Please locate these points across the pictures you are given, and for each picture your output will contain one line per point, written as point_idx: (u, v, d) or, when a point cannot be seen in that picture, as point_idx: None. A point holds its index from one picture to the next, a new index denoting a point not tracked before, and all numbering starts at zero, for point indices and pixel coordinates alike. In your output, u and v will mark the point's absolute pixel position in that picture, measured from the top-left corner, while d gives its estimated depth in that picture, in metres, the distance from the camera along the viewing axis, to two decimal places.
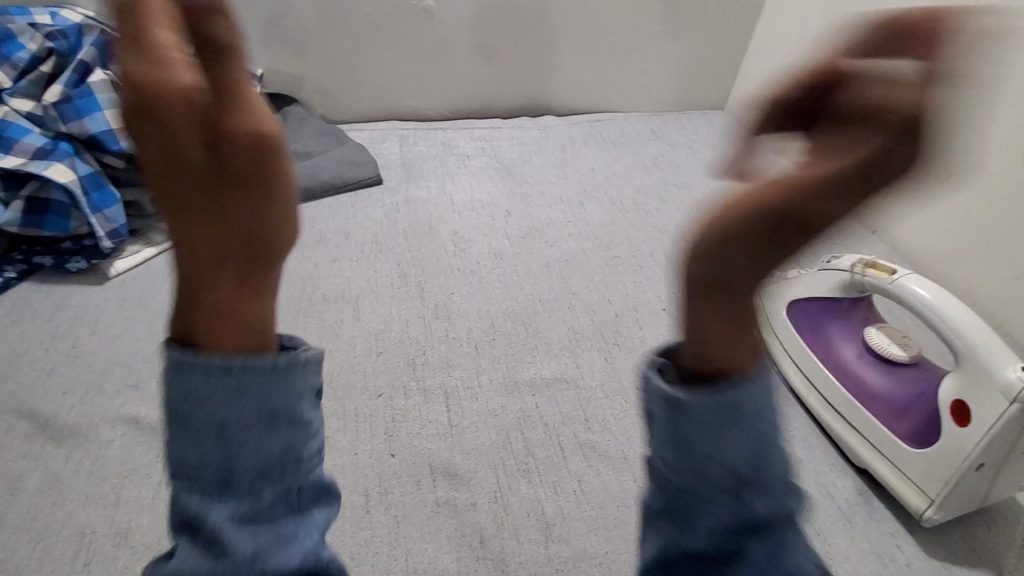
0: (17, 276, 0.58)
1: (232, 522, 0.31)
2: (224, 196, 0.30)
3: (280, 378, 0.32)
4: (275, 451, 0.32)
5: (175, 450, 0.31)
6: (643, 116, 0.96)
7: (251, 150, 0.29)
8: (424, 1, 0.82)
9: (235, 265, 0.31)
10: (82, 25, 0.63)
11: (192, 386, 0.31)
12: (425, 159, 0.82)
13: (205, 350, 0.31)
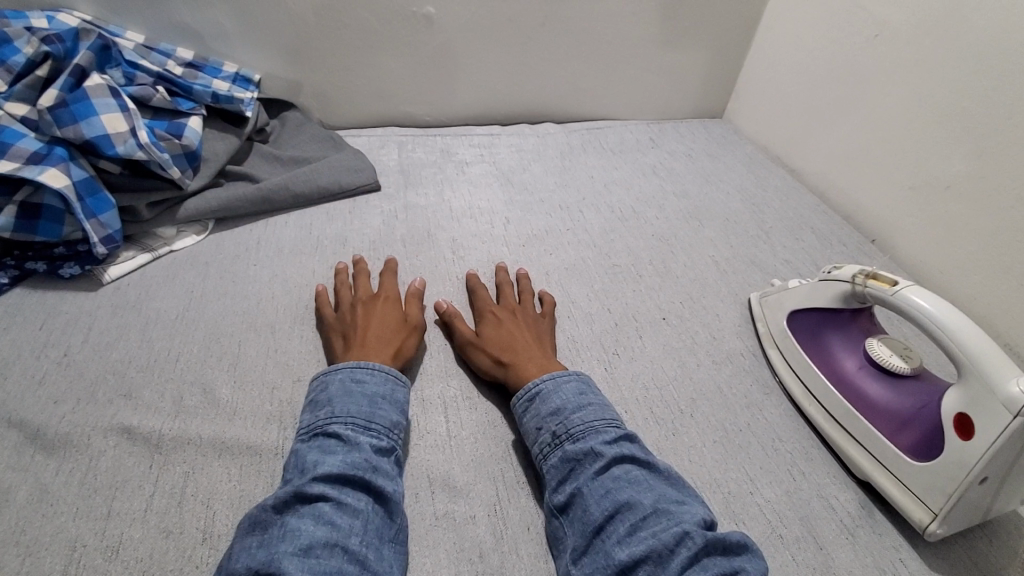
0: (8, 282, 0.57)
1: (367, 452, 0.42)
2: (395, 329, 0.53)
3: (403, 385, 0.49)
4: (398, 418, 0.46)
5: (335, 405, 0.44)
6: (641, 125, 0.96)
7: (414, 322, 0.55)
8: (423, 8, 0.80)
9: (389, 357, 0.50)
10: (78, 29, 0.62)
11: (362, 371, 0.47)
12: (423, 166, 0.82)
13: (372, 361, 0.48)
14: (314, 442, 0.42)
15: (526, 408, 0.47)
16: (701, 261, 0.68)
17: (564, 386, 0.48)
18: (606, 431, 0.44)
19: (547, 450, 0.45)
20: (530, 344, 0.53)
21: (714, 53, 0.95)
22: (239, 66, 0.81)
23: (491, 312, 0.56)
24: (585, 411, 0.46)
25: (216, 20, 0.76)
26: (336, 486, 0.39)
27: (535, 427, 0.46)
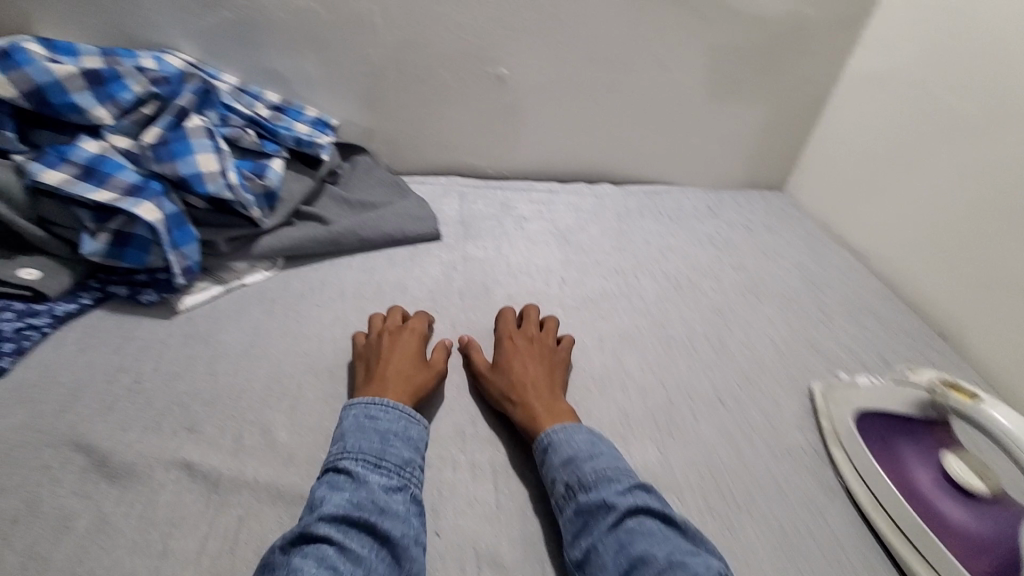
0: (91, 304, 0.60)
1: (375, 491, 0.44)
2: (414, 361, 0.55)
3: (418, 423, 0.50)
4: (410, 455, 0.47)
5: (349, 441, 0.47)
6: (699, 193, 0.97)
7: (436, 355, 0.57)
8: (497, 70, 0.84)
9: (405, 390, 0.52)
10: (184, 73, 0.66)
11: (377, 408, 0.50)
12: (483, 218, 0.84)
13: (386, 397, 0.51)
14: (327, 478, 0.45)
15: (545, 456, 0.49)
16: (759, 341, 0.67)
17: (577, 436, 0.49)
18: (617, 480, 0.46)
19: (562, 501, 0.46)
20: (544, 380, 0.55)
21: (778, 127, 0.95)
22: (320, 111, 0.86)
23: (511, 347, 0.58)
24: (596, 460, 0.47)
25: (305, 69, 0.81)
26: (340, 526, 0.41)
27: (552, 476, 0.47)
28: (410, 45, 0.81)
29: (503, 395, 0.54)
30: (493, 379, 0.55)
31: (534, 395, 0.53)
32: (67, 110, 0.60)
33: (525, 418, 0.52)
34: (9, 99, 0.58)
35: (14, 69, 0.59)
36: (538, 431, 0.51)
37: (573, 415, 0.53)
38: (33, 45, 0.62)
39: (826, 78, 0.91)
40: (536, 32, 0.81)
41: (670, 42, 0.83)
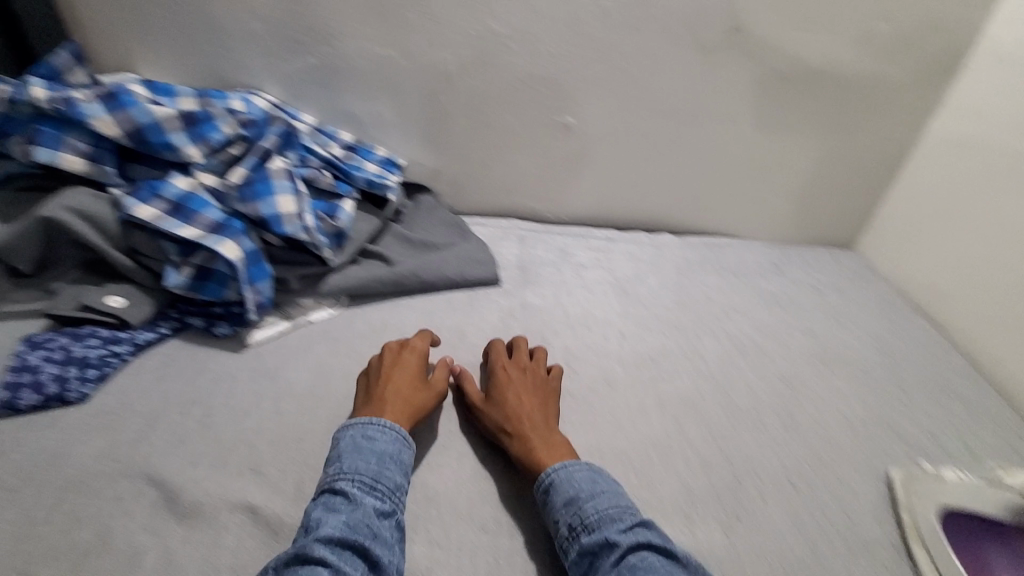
0: (168, 333, 0.63)
1: (370, 514, 0.46)
2: (413, 383, 0.57)
3: (410, 446, 0.53)
4: (402, 479, 0.50)
5: (345, 462, 0.49)
6: (764, 248, 0.94)
7: (434, 379, 0.59)
8: (564, 119, 0.84)
9: (403, 411, 0.55)
10: (270, 116, 0.69)
11: (373, 429, 0.52)
12: (542, 264, 0.84)
13: (383, 418, 0.53)
14: (323, 499, 0.47)
15: (548, 494, 0.50)
16: (831, 417, 0.64)
17: (577, 475, 0.50)
18: (620, 519, 0.47)
19: (566, 543, 0.47)
20: (537, 412, 0.56)
21: (851, 185, 0.92)
22: (388, 151, 0.88)
23: (507, 377, 0.60)
24: (597, 499, 0.48)
25: (379, 112, 0.84)
26: (335, 549, 0.43)
27: (554, 515, 0.49)
28: (481, 93, 0.82)
29: (499, 427, 0.55)
30: (489, 411, 0.57)
31: (528, 428, 0.55)
32: (162, 148, 0.64)
33: (521, 451, 0.53)
34: (112, 137, 0.62)
35: (119, 109, 0.62)
36: (535, 466, 0.52)
37: (569, 448, 0.54)
38: (136, 86, 0.66)
39: (905, 138, 0.87)
40: (607, 85, 0.81)
41: (743, 98, 0.82)
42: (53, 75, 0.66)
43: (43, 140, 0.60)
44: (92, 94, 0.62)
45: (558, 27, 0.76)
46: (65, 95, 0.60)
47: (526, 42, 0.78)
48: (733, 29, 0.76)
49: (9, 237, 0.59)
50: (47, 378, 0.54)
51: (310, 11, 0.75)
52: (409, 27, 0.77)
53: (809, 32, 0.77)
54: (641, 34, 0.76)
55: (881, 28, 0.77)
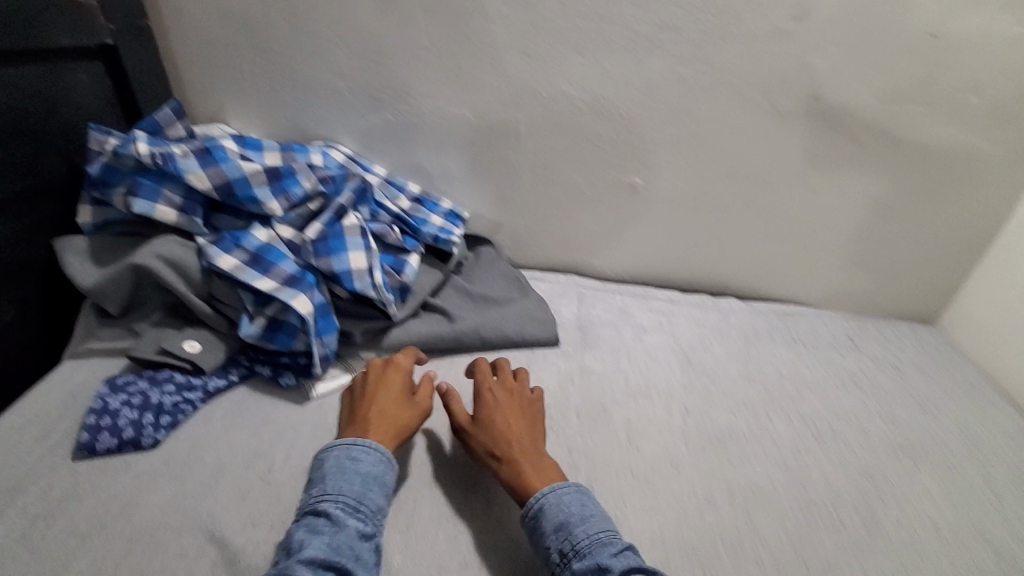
0: (237, 380, 0.64)
1: (351, 537, 0.47)
2: (400, 403, 0.59)
3: (393, 467, 0.54)
4: (383, 501, 0.52)
5: (331, 483, 0.51)
6: (838, 319, 0.90)
7: (419, 397, 0.61)
8: (630, 179, 0.84)
9: (392, 431, 0.56)
10: (348, 173, 0.72)
11: (359, 450, 0.53)
12: (602, 325, 0.82)
13: (368, 439, 0.55)
14: (306, 519, 0.48)
15: (538, 518, 0.51)
16: (917, 520, 0.59)
17: (565, 499, 0.52)
18: (610, 544, 0.48)
19: (558, 569, 0.48)
20: (523, 434, 0.58)
21: (934, 258, 0.87)
22: (453, 202, 0.90)
23: (492, 398, 0.61)
24: (587, 524, 0.49)
25: (447, 166, 0.86)
26: (318, 571, 0.44)
27: (546, 539, 0.50)
28: (549, 152, 0.83)
29: (486, 450, 0.57)
30: (475, 432, 0.58)
31: (514, 450, 0.56)
32: (247, 202, 0.66)
33: (509, 475, 0.55)
34: (203, 190, 0.65)
35: (212, 164, 0.66)
36: (525, 489, 0.54)
37: (556, 471, 0.56)
38: (228, 141, 0.69)
39: (998, 211, 0.81)
40: (678, 149, 0.80)
41: (820, 166, 0.79)
42: (156, 130, 0.70)
43: (142, 192, 0.64)
44: (189, 150, 0.65)
45: (631, 92, 0.76)
46: (165, 150, 0.64)
47: (598, 105, 0.78)
48: (811, 98, 0.74)
49: (103, 281, 0.63)
50: (125, 424, 0.56)
51: (390, 70, 0.78)
52: (483, 88, 0.78)
53: (893, 102, 0.74)
54: (715, 100, 0.75)
55: (971, 100, 0.73)
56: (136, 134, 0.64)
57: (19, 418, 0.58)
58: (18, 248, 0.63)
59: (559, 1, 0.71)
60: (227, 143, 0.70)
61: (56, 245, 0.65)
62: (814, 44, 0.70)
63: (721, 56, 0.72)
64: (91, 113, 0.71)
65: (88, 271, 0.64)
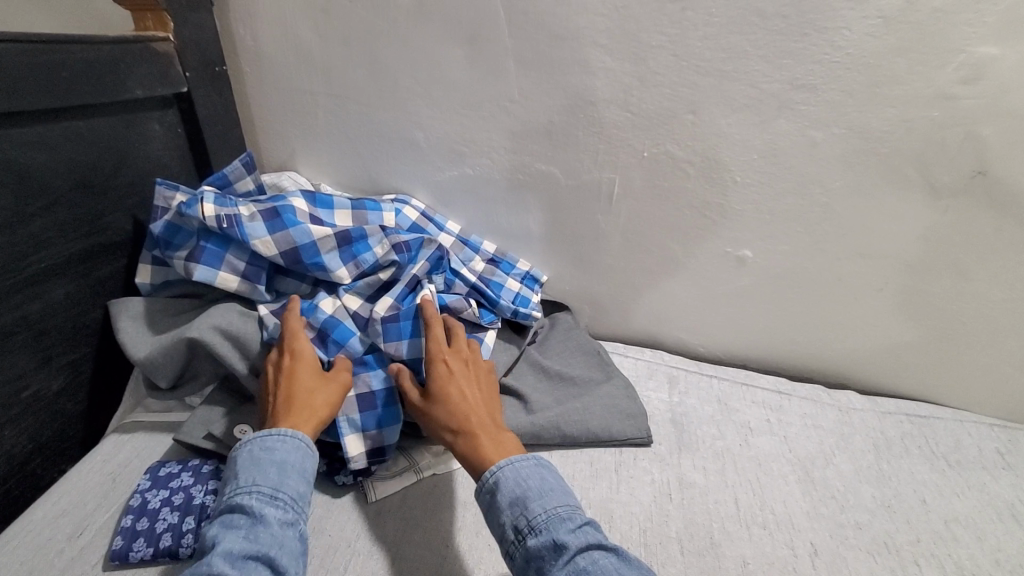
0: None
1: (271, 526, 0.43)
2: (314, 383, 0.54)
3: (314, 454, 0.50)
4: (306, 488, 0.47)
5: (243, 475, 0.45)
6: (984, 426, 0.75)
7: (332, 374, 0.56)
8: (739, 251, 0.73)
9: (311, 417, 0.51)
10: (424, 239, 0.65)
11: (272, 437, 0.48)
12: (699, 419, 0.71)
13: (286, 428, 0.49)
14: (220, 517, 0.43)
15: (492, 491, 0.47)
16: None
17: (523, 473, 0.47)
18: (569, 518, 0.44)
19: (513, 548, 0.43)
20: (481, 409, 0.54)
21: None
22: (530, 264, 0.81)
23: (444, 367, 0.56)
24: (545, 498, 0.45)
25: (527, 226, 0.78)
26: (238, 563, 0.39)
27: (499, 511, 0.45)
28: (645, 217, 0.73)
29: (442, 428, 0.53)
30: (430, 408, 0.54)
31: (470, 424, 0.52)
32: (315, 269, 0.60)
33: (466, 454, 0.50)
34: (269, 257, 0.59)
35: (280, 227, 0.59)
36: (485, 470, 0.49)
37: (517, 448, 0.51)
38: (298, 200, 0.63)
39: None
40: (800, 221, 0.69)
41: (977, 249, 0.66)
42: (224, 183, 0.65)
43: (204, 256, 0.58)
44: (257, 211, 0.59)
45: (753, 156, 0.66)
46: (231, 212, 0.58)
47: (709, 168, 0.68)
48: (977, 173, 0.62)
49: (154, 352, 0.58)
50: (163, 529, 0.48)
51: (474, 124, 0.71)
52: (577, 146, 0.70)
53: None
54: (859, 168, 0.64)
55: None
56: (202, 193, 0.58)
57: (52, 508, 0.52)
58: (72, 311, 0.58)
59: (675, 54, 0.63)
60: (297, 200, 0.64)
61: (111, 308, 0.61)
62: (987, 109, 0.58)
63: (867, 121, 0.62)
64: (160, 164, 0.68)
65: (141, 341, 0.59)
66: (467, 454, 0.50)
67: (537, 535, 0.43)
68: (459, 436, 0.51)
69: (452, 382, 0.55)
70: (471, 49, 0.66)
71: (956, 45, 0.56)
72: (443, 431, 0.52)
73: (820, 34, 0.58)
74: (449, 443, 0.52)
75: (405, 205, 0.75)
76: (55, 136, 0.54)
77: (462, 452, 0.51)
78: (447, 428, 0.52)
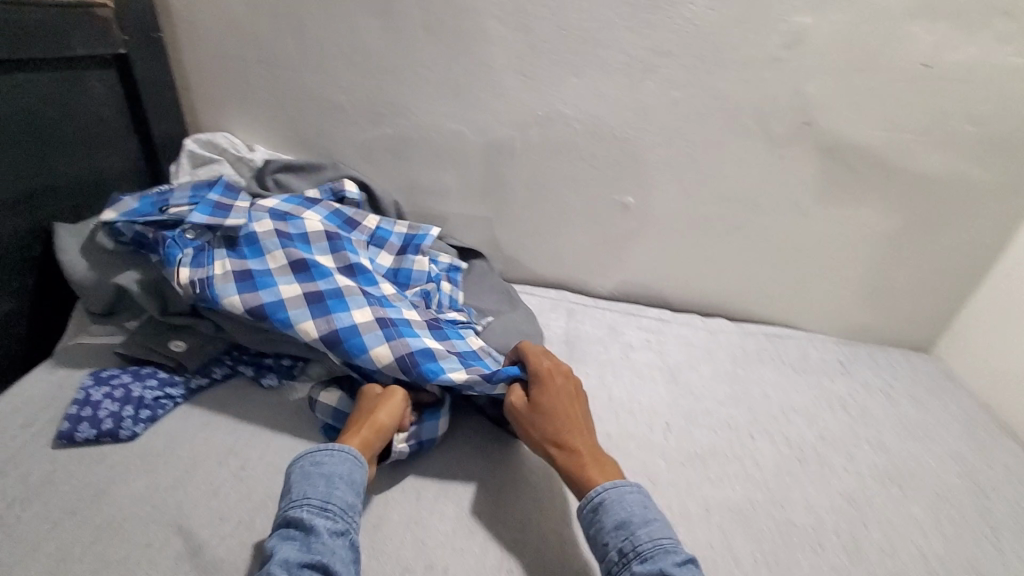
0: (218, 378, 0.66)
1: (322, 535, 0.46)
2: (369, 408, 0.59)
3: (363, 465, 0.53)
4: (353, 499, 0.50)
5: (296, 490, 0.49)
6: (831, 344, 0.89)
7: (386, 397, 0.60)
8: (623, 199, 0.85)
9: (357, 435, 0.56)
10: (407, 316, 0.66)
11: (322, 454, 0.52)
12: (589, 340, 0.82)
13: (333, 444, 0.54)
14: (278, 529, 0.47)
15: (598, 518, 0.51)
16: (904, 550, 0.56)
17: (628, 499, 0.51)
18: (673, 551, 0.47)
19: (616, 568, 0.48)
20: (585, 428, 0.59)
21: (929, 285, 0.85)
22: (447, 216, 0.91)
23: (550, 384, 0.60)
24: (650, 527, 0.49)
25: (443, 180, 0.88)
26: (294, 571, 0.43)
27: (607, 536, 0.50)
28: (544, 170, 0.84)
29: (549, 444, 0.57)
30: (538, 423, 0.58)
31: (575, 443, 0.57)
32: (281, 327, 0.62)
33: (572, 469, 0.55)
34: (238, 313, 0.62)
35: (251, 290, 0.63)
36: (590, 488, 0.53)
37: (616, 472, 0.55)
38: (277, 254, 0.66)
39: (991, 241, 0.80)
40: (670, 170, 0.81)
41: (812, 190, 0.79)
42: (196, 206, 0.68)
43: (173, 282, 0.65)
44: (229, 272, 0.64)
45: (626, 114, 0.78)
46: (204, 274, 0.63)
47: (592, 124, 0.80)
48: (803, 124, 0.75)
49: (86, 284, 0.65)
50: (105, 415, 0.56)
51: (390, 87, 0.81)
52: (481, 106, 0.81)
53: (886, 130, 0.74)
54: (712, 123, 0.77)
55: (965, 130, 0.72)
56: (182, 255, 0.64)
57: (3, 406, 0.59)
58: (18, 241, 0.65)
59: (557, 25, 0.74)
60: (274, 255, 0.66)
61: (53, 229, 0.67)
62: (805, 70, 0.71)
63: (715, 81, 0.74)
64: (102, 119, 0.75)
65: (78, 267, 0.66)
66: (572, 470, 0.55)
67: (644, 563, 0.47)
68: (566, 453, 0.56)
69: (556, 399, 0.59)
70: (385, 20, 0.76)
71: (779, 16, 0.69)
72: (549, 446, 0.57)
73: (671, 8, 0.71)
74: (556, 458, 0.56)
75: (382, 243, 0.80)
76: (4, 83, 0.61)
77: (568, 468, 0.55)
78: (554, 444, 0.57)
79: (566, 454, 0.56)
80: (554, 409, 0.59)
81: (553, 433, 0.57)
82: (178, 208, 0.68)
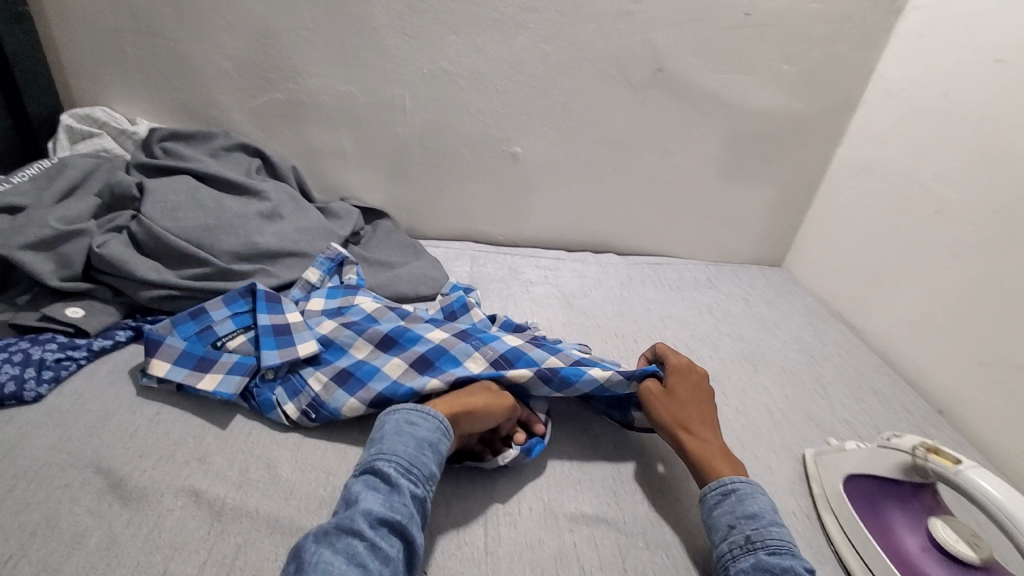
0: (125, 339, 0.65)
1: (404, 497, 0.46)
2: (468, 389, 0.58)
3: (450, 438, 0.52)
4: (436, 469, 0.50)
5: (387, 445, 0.50)
6: (701, 266, 1.02)
7: (489, 386, 0.59)
8: (510, 148, 0.92)
9: (447, 404, 0.55)
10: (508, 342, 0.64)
11: (415, 417, 0.53)
12: (492, 280, 0.89)
13: (429, 408, 0.54)
14: (363, 475, 0.48)
15: (727, 505, 0.50)
16: (755, 409, 0.68)
17: (760, 497, 0.51)
18: (796, 553, 0.46)
19: (737, 552, 0.46)
20: (715, 425, 0.58)
21: (775, 207, 1.00)
22: (347, 179, 0.94)
23: (687, 383, 0.61)
24: (778, 527, 0.48)
25: (340, 143, 0.91)
26: (375, 525, 0.44)
27: (734, 523, 0.48)
28: (436, 125, 0.90)
29: (677, 429, 0.57)
30: (669, 410, 0.58)
31: (703, 433, 0.56)
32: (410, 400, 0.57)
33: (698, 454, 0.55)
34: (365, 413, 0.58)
35: (360, 386, 0.59)
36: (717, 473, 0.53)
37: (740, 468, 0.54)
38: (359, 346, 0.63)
39: (817, 165, 0.96)
40: (549, 119, 0.90)
41: (671, 130, 0.91)
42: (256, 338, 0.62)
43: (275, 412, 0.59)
44: (328, 382, 0.59)
45: (504, 68, 0.85)
46: (311, 399, 0.58)
47: (476, 78, 0.86)
48: (656, 70, 0.86)
49: None
50: (6, 379, 0.55)
51: (276, 51, 0.82)
52: (370, 67, 0.85)
53: (722, 72, 0.86)
54: (580, 74, 0.86)
55: (784, 70, 0.87)
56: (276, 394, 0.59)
57: None
58: None
59: None
60: (358, 347, 0.63)
61: None
62: (652, 22, 0.82)
63: (578, 34, 0.83)
64: None
65: None
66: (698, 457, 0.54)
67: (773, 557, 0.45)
68: (694, 441, 0.56)
69: (690, 395, 0.60)
70: None
71: None
72: (677, 432, 0.57)
73: None
74: (682, 443, 0.56)
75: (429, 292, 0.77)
76: None
77: (693, 452, 0.55)
78: (682, 432, 0.57)
79: (690, 441, 0.56)
80: (690, 404, 0.59)
81: (683, 422, 0.57)
82: (235, 341, 0.62)
